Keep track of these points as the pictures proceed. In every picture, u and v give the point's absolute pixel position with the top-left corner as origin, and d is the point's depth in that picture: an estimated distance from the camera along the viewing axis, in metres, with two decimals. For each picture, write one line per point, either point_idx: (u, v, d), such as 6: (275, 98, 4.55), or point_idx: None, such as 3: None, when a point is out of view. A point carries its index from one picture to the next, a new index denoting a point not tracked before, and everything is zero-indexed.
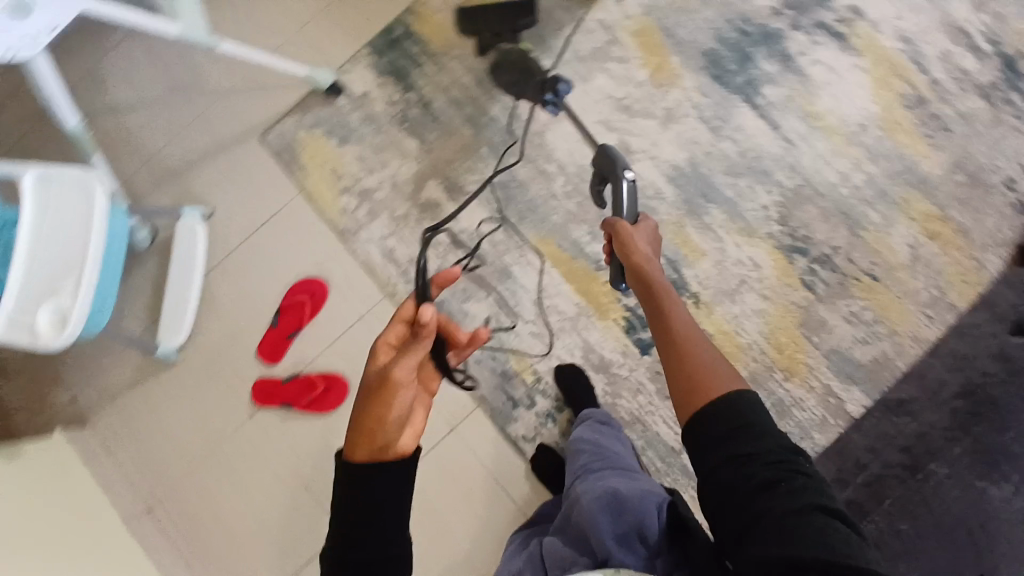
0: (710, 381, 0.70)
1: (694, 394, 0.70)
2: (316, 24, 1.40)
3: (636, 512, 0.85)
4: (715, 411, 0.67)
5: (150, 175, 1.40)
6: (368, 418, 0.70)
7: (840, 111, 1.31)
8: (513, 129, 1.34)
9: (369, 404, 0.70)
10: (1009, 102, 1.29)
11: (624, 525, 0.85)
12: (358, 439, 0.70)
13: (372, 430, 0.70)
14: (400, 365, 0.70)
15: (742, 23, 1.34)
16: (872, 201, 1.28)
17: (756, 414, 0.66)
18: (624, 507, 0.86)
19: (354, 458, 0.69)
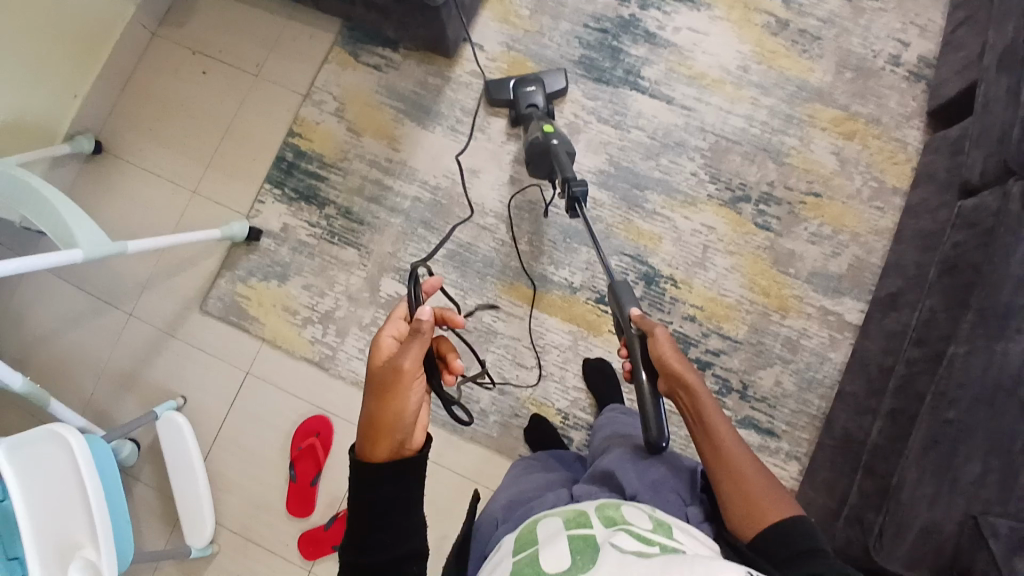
0: (766, 505, 0.70)
1: (751, 510, 0.70)
2: (208, 183, 1.39)
3: (666, 465, 0.82)
4: (774, 540, 0.67)
5: (108, 390, 1.34)
6: (378, 414, 0.69)
7: (717, 65, 1.38)
8: (439, 200, 1.36)
9: (379, 404, 0.69)
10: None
11: (654, 476, 0.80)
12: (375, 438, 0.69)
13: (386, 425, 0.69)
14: (405, 356, 0.69)
15: (598, 21, 1.40)
16: (782, 128, 1.35)
17: (813, 531, 0.68)
18: (653, 462, 0.83)
19: (378, 455, 0.69)
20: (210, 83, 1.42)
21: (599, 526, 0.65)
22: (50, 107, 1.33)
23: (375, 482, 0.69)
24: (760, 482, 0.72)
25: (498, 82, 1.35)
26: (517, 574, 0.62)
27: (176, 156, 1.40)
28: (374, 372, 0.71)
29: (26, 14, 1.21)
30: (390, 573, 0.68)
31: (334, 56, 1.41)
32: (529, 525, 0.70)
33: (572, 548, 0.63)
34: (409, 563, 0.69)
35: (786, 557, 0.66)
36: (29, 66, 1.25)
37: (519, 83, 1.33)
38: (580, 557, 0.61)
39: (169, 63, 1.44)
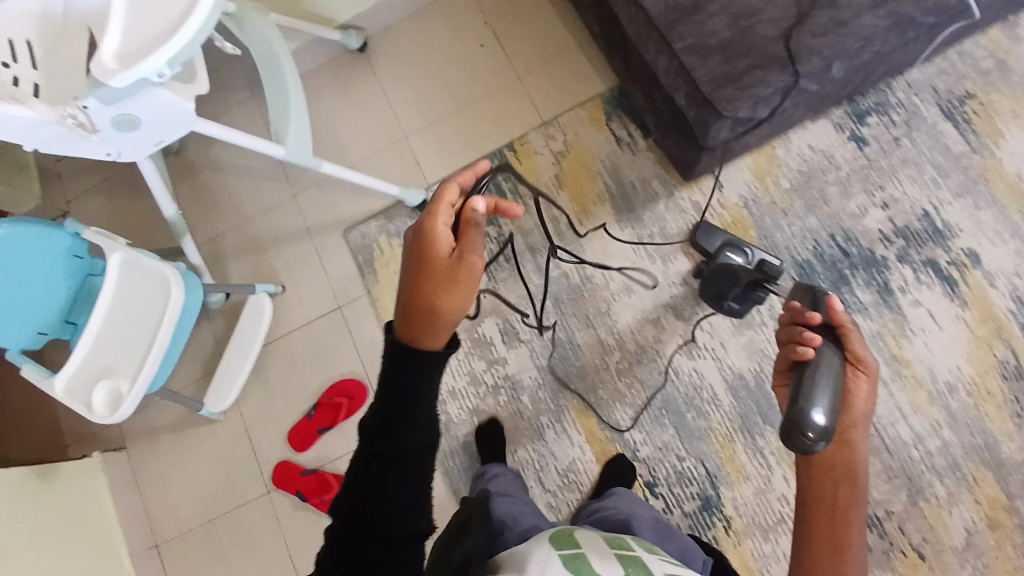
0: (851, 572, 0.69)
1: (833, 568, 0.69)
2: (419, 137, 1.44)
3: (678, 541, 0.92)
4: None
5: (237, 239, 1.47)
6: (440, 303, 0.66)
7: (929, 365, 1.22)
8: (583, 290, 1.34)
9: (438, 289, 0.67)
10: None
11: (667, 545, 0.91)
12: (427, 327, 0.66)
13: (436, 317, 0.66)
14: (473, 252, 0.68)
15: (846, 241, 1.27)
16: (943, 475, 1.19)
17: None
18: (670, 537, 0.92)
19: (424, 349, 0.66)
20: (478, 55, 1.45)
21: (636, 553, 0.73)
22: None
23: (403, 362, 0.66)
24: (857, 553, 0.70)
25: (704, 228, 1.27)
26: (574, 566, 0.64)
27: (411, 98, 1.46)
28: (429, 256, 0.69)
29: None
30: (398, 464, 0.66)
31: (589, 106, 1.39)
32: (564, 530, 0.75)
33: (622, 564, 0.69)
34: (415, 457, 0.67)
35: None
36: None
37: (727, 244, 1.25)
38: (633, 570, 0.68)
39: (458, 16, 1.48)
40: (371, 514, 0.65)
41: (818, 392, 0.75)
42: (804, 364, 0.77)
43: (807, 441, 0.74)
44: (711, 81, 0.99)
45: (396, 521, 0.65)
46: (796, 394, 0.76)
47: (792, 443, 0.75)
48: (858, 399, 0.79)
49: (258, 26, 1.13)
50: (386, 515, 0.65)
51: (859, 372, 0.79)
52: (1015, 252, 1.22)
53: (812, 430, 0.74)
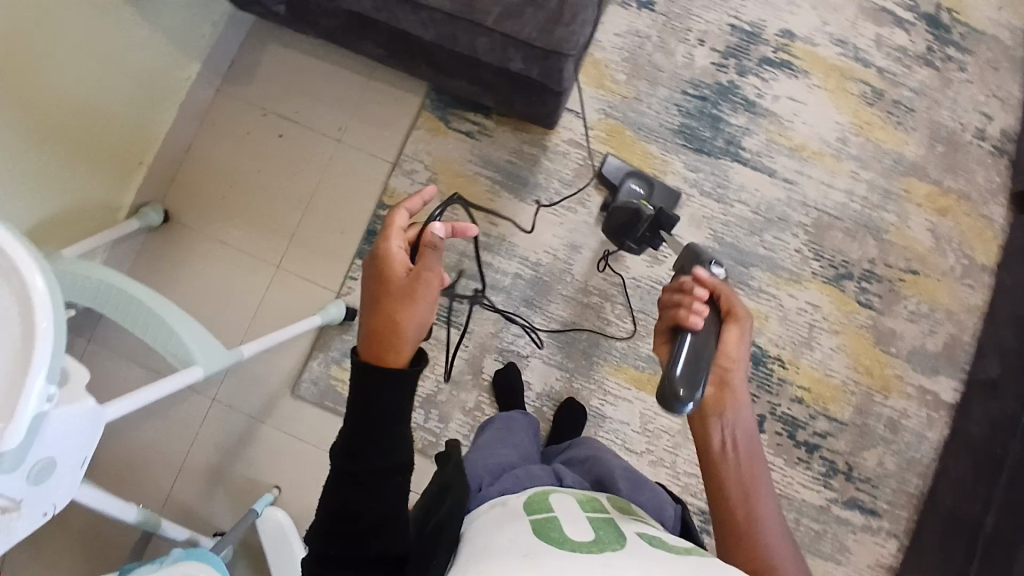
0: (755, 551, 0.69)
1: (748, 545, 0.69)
2: (291, 257, 1.31)
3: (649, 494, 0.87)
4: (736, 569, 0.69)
5: (193, 482, 1.25)
6: (391, 318, 0.66)
7: (818, 135, 1.37)
8: (540, 276, 1.32)
9: (391, 304, 0.67)
10: (949, 58, 1.41)
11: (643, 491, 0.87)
12: (385, 342, 0.66)
13: (395, 331, 0.66)
14: (429, 265, 0.67)
15: (697, 88, 1.36)
16: (882, 204, 1.37)
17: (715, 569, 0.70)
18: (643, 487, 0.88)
19: (387, 362, 0.65)
20: (284, 147, 1.34)
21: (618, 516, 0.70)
22: (118, 178, 1.22)
23: (369, 388, 0.63)
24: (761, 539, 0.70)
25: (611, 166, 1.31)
26: (541, 531, 0.61)
27: (253, 227, 1.32)
28: (386, 278, 0.69)
29: (112, 96, 1.12)
30: (373, 478, 0.62)
31: (423, 120, 1.34)
32: (539, 495, 0.73)
33: (595, 525, 0.65)
34: (388, 474, 0.63)
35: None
36: (104, 129, 1.13)
37: (630, 175, 1.29)
38: (606, 536, 0.63)
39: (234, 124, 1.34)
40: (348, 532, 0.61)
41: (689, 358, 0.78)
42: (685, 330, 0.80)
43: (678, 401, 0.76)
44: (539, 31, 0.98)
45: (373, 541, 0.61)
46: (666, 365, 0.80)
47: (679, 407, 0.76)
48: (732, 347, 0.80)
49: (84, 274, 0.99)
50: (360, 533, 0.61)
51: (731, 326, 0.81)
52: (812, 11, 1.40)
53: (682, 387, 0.76)
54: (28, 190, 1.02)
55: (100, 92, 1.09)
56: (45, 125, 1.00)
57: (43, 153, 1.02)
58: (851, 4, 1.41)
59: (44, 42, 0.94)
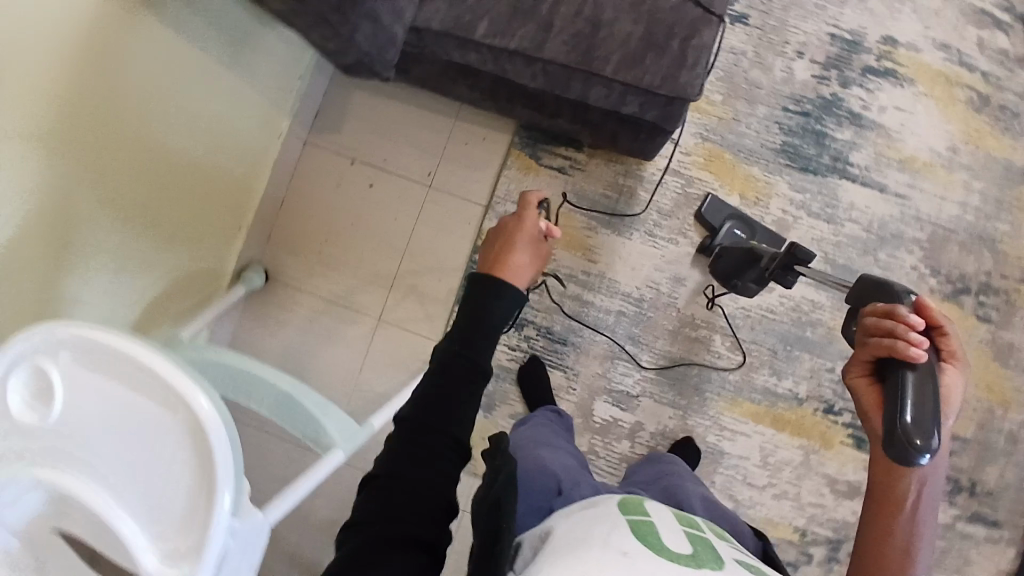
0: None
1: None
2: (393, 308, 1.29)
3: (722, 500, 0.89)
4: None
5: (313, 539, 1.26)
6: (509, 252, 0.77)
7: (925, 146, 1.31)
8: (645, 312, 1.29)
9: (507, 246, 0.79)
10: None
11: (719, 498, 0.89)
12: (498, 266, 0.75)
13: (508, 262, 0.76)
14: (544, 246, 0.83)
15: (798, 103, 1.31)
16: (995, 214, 1.31)
17: None
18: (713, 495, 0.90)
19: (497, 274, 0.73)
20: (378, 196, 1.32)
21: (711, 534, 0.64)
22: (222, 237, 1.18)
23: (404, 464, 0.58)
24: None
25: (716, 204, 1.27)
26: (638, 534, 0.56)
27: (353, 280, 1.30)
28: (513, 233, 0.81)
29: (213, 162, 1.06)
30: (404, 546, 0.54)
31: (514, 159, 1.31)
32: (632, 500, 0.66)
33: (690, 538, 0.59)
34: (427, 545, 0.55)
35: None
36: (211, 193, 1.09)
37: (736, 222, 1.25)
38: (704, 552, 0.57)
39: (327, 175, 1.32)
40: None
41: (924, 400, 0.66)
42: (912, 365, 0.68)
43: (914, 451, 0.65)
44: (663, 78, 0.93)
45: None
46: (891, 399, 0.68)
47: (918, 453, 0.65)
48: (952, 392, 0.73)
49: (217, 360, 0.95)
50: None
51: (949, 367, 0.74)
52: (912, 15, 1.33)
53: (920, 436, 0.65)
54: (138, 272, 0.98)
55: (207, 153, 1.03)
56: (156, 189, 0.95)
57: (154, 218, 0.97)
58: (952, 5, 1.34)
59: (145, 121, 0.87)
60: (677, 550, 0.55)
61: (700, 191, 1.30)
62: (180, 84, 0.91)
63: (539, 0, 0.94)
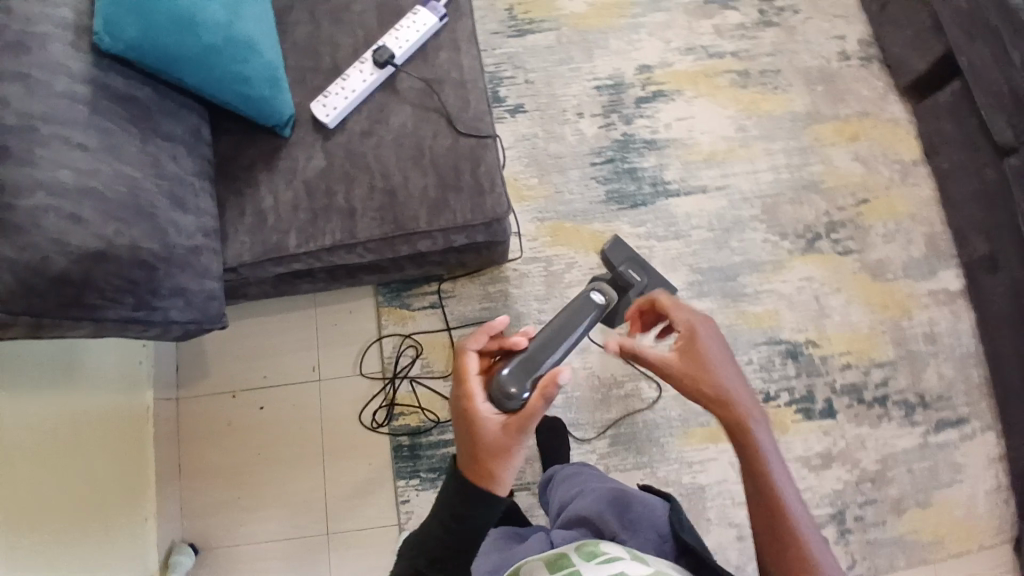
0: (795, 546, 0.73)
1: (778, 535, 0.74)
2: (338, 514, 1.24)
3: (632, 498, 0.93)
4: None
5: None
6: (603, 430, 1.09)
7: (721, 136, 1.45)
8: (572, 393, 1.31)
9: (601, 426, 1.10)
10: (776, 16, 1.54)
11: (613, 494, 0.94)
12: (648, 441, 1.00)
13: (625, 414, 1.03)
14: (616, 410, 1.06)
15: (600, 154, 1.43)
16: (805, 162, 1.45)
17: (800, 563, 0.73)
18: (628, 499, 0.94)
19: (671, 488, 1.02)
20: (274, 413, 1.28)
21: (581, 564, 0.77)
22: (133, 534, 1.11)
23: None
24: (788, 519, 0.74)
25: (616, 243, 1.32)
26: None
27: (286, 506, 1.24)
28: None
29: (86, 472, 1.01)
30: None
31: (387, 316, 1.32)
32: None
33: None
34: None
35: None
36: (104, 519, 1.04)
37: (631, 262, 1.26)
38: None
39: (214, 419, 1.27)
40: None
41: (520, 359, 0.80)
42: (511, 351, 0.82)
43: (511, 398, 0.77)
44: (471, 210, 0.99)
45: None
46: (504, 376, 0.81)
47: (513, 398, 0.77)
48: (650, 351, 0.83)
49: None
50: None
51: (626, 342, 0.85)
52: (651, 37, 1.51)
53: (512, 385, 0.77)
54: None
55: (73, 469, 0.99)
56: (35, 538, 0.89)
57: (50, 566, 0.90)
58: (676, 16, 1.53)
59: None
60: None
61: (562, 263, 1.36)
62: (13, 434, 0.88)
63: (333, 194, 0.99)
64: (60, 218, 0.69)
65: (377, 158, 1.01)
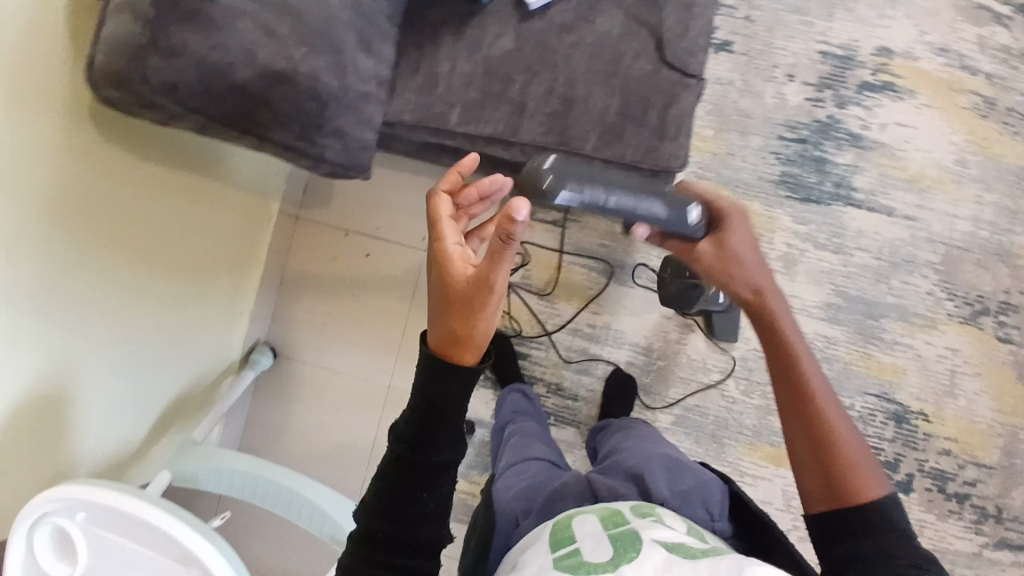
0: (857, 480, 0.62)
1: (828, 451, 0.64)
2: (401, 376, 1.30)
3: (688, 474, 0.89)
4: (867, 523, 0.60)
5: None
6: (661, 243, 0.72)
7: (933, 161, 1.26)
8: (654, 360, 1.25)
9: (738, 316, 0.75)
10: None
11: (668, 464, 0.91)
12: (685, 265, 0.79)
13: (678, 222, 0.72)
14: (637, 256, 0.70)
15: (794, 130, 1.26)
16: (1010, 227, 1.25)
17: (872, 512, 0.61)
18: (683, 472, 0.90)
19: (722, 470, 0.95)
20: (375, 264, 1.32)
21: (638, 522, 0.68)
22: (226, 320, 1.22)
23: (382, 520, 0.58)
24: (847, 442, 0.65)
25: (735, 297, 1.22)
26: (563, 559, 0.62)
27: (358, 351, 1.31)
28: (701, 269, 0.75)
29: (204, 256, 1.10)
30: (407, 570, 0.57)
31: None
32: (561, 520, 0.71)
33: (612, 540, 0.64)
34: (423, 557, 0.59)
35: (856, 530, 0.60)
36: (207, 301, 1.14)
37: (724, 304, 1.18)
38: (622, 546, 0.62)
39: (322, 247, 1.32)
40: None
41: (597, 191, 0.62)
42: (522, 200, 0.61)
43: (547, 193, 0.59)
44: (643, 152, 0.90)
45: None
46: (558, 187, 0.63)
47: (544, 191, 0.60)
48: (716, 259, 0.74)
49: (230, 462, 1.02)
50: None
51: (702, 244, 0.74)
52: (906, 20, 1.28)
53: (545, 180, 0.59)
54: (146, 378, 1.03)
55: (193, 249, 1.06)
56: (148, 301, 0.99)
57: (150, 327, 1.01)
58: (946, 6, 1.29)
59: (124, 245, 0.90)
60: (596, 558, 0.61)
61: None
62: (155, 205, 0.95)
63: (509, 83, 0.93)
64: (256, 27, 0.67)
65: (567, 61, 0.93)
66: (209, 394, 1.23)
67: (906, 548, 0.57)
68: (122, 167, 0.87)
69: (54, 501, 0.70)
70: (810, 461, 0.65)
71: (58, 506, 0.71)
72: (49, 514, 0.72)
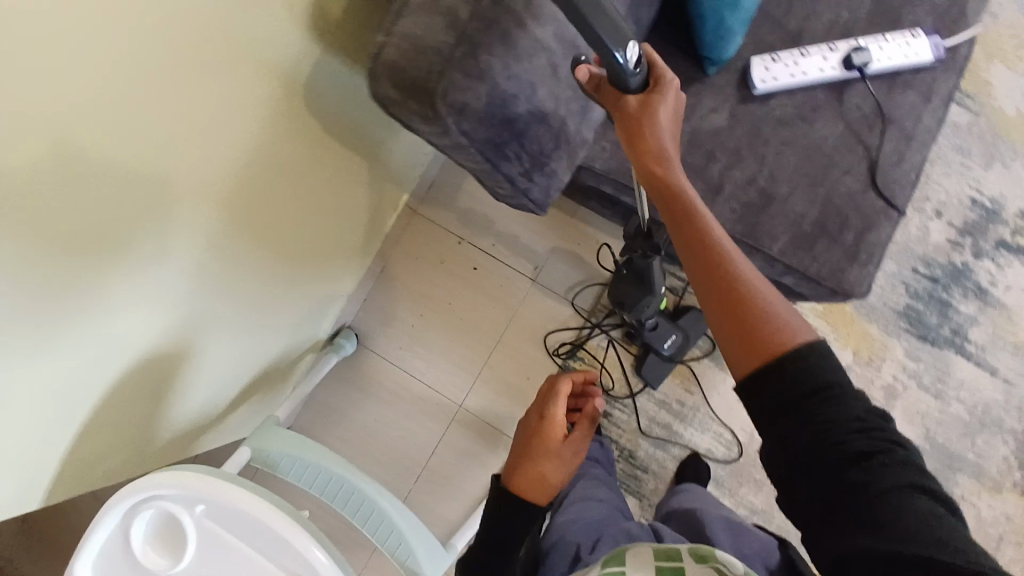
0: (776, 336, 0.55)
1: (753, 337, 0.55)
2: (476, 397, 1.27)
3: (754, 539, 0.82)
4: (804, 407, 0.52)
5: None
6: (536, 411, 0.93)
7: None
8: (735, 456, 1.23)
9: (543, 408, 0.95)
10: None
11: (735, 529, 0.85)
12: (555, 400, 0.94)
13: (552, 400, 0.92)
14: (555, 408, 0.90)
15: (928, 267, 1.26)
16: None
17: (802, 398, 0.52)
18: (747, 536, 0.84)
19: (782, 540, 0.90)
20: (479, 280, 1.29)
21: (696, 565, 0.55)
22: (331, 298, 1.19)
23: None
24: (772, 308, 0.57)
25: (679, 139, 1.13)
26: None
27: (441, 361, 1.28)
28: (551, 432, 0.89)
29: (336, 234, 1.06)
30: None
31: None
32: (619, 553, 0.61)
33: None
34: None
35: (797, 398, 0.52)
36: (323, 277, 1.10)
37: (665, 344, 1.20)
38: None
39: (432, 249, 1.30)
40: None
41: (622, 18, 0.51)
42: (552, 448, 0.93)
43: None
44: (829, 269, 0.88)
45: None
46: None
47: None
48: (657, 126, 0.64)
49: (294, 452, 0.94)
50: None
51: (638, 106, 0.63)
52: None
53: None
54: (254, 343, 1.00)
55: (331, 226, 1.02)
56: (281, 272, 0.94)
57: (274, 298, 0.97)
58: None
59: (285, 213, 0.86)
60: None
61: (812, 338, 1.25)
62: (320, 179, 0.91)
63: (712, 161, 0.90)
64: (545, 64, 0.64)
65: (776, 155, 0.90)
66: (291, 368, 1.19)
67: (844, 414, 0.51)
68: (309, 137, 0.83)
69: (175, 488, 0.63)
70: (734, 353, 0.57)
71: (175, 493, 0.64)
72: (162, 499, 0.65)
